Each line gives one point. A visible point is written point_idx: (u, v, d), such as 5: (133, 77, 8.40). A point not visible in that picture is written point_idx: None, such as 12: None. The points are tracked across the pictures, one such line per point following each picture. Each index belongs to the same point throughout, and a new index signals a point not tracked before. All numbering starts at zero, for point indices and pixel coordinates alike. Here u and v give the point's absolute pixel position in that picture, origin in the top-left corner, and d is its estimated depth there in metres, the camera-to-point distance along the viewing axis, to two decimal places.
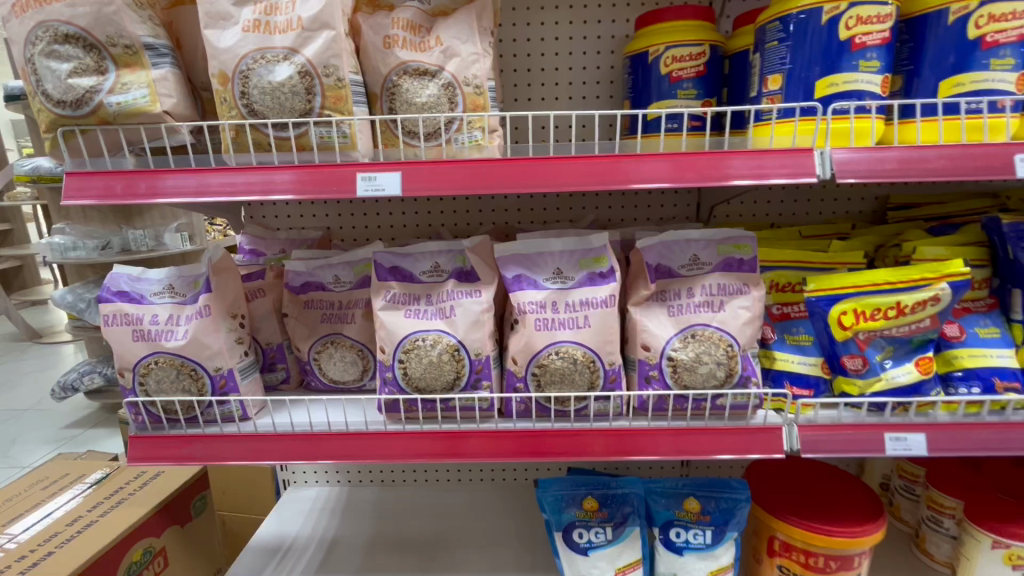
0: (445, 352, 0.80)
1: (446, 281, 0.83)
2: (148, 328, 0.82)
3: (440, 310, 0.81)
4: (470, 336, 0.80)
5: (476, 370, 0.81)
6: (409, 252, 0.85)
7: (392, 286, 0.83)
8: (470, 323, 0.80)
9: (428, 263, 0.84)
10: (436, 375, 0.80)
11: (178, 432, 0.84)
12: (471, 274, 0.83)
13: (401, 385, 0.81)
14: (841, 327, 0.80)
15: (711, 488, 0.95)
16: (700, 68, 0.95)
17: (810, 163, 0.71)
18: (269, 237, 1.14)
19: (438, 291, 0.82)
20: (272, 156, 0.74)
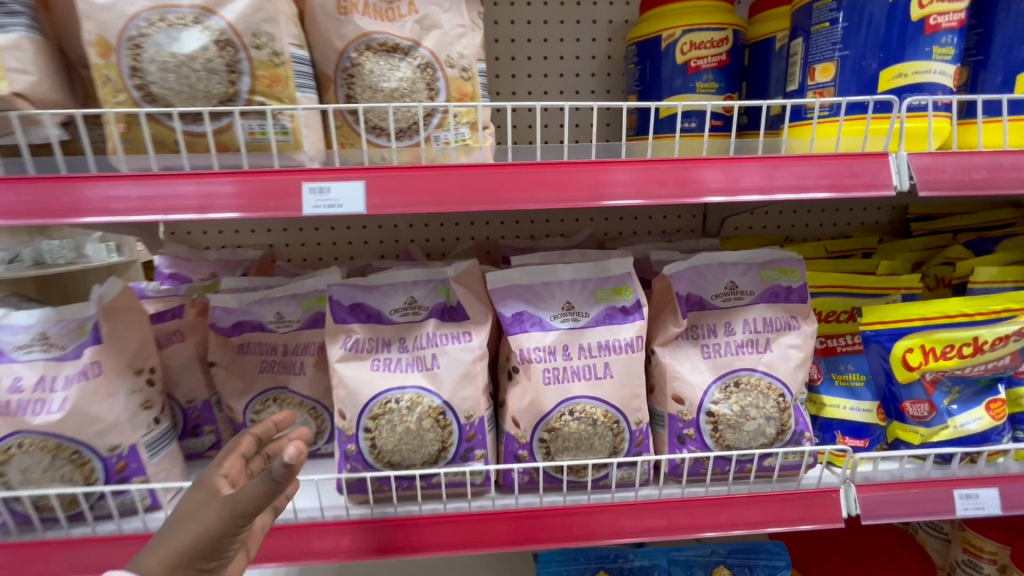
0: (427, 416, 0.61)
1: (424, 321, 0.64)
2: (9, 398, 0.59)
3: (418, 360, 0.63)
4: (458, 395, 0.62)
5: (467, 438, 0.63)
6: (376, 284, 0.66)
7: (353, 330, 0.63)
8: (460, 377, 0.62)
9: (400, 298, 0.65)
10: (414, 448, 0.61)
11: (57, 537, 0.61)
12: (456, 311, 0.65)
13: (369, 460, 0.62)
14: (906, 367, 0.67)
15: (745, 554, 0.80)
16: (723, 57, 0.80)
17: (884, 172, 0.57)
18: (194, 259, 0.91)
19: (415, 335, 0.63)
20: (181, 159, 0.53)
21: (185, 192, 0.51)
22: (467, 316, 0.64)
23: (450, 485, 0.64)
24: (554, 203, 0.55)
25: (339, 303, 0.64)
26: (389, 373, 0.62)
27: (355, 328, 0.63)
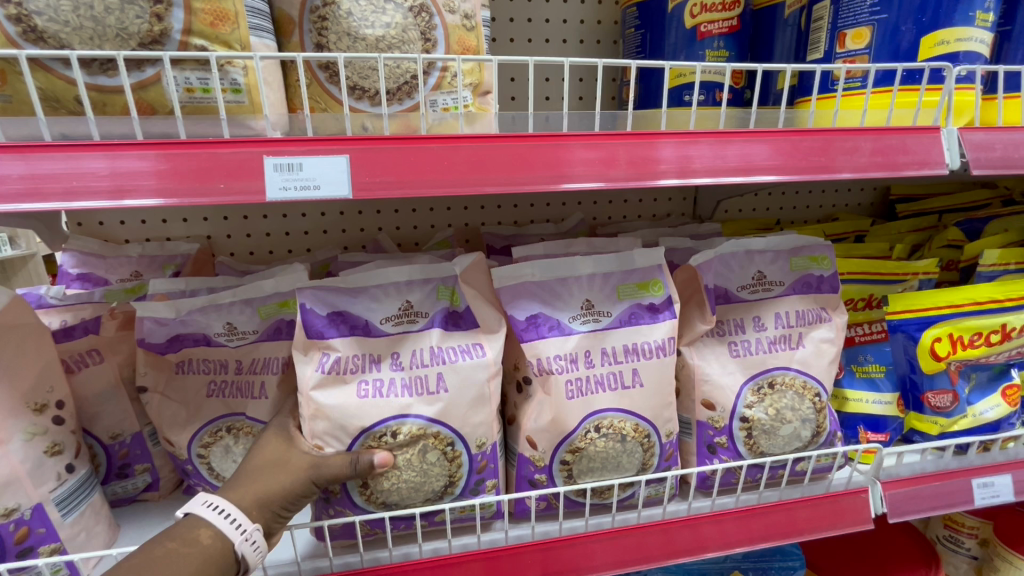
0: (432, 449, 0.51)
1: (425, 332, 0.53)
2: None
3: (417, 381, 0.51)
4: (469, 422, 0.52)
5: (477, 468, 0.53)
6: (362, 289, 0.54)
7: (331, 346, 0.51)
8: (472, 399, 0.52)
9: (394, 305, 0.54)
10: (417, 487, 0.50)
11: None
12: (464, 318, 0.54)
13: (358, 501, 0.51)
14: (934, 358, 0.64)
15: (761, 558, 0.76)
16: (734, 22, 0.72)
17: (935, 148, 0.52)
18: (111, 255, 0.74)
19: (414, 349, 0.52)
20: (89, 124, 0.39)
21: (98, 170, 0.37)
22: (476, 324, 0.54)
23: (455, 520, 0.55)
24: (586, 184, 0.45)
25: (313, 311, 0.51)
26: (383, 397, 0.50)
27: (334, 343, 0.51)
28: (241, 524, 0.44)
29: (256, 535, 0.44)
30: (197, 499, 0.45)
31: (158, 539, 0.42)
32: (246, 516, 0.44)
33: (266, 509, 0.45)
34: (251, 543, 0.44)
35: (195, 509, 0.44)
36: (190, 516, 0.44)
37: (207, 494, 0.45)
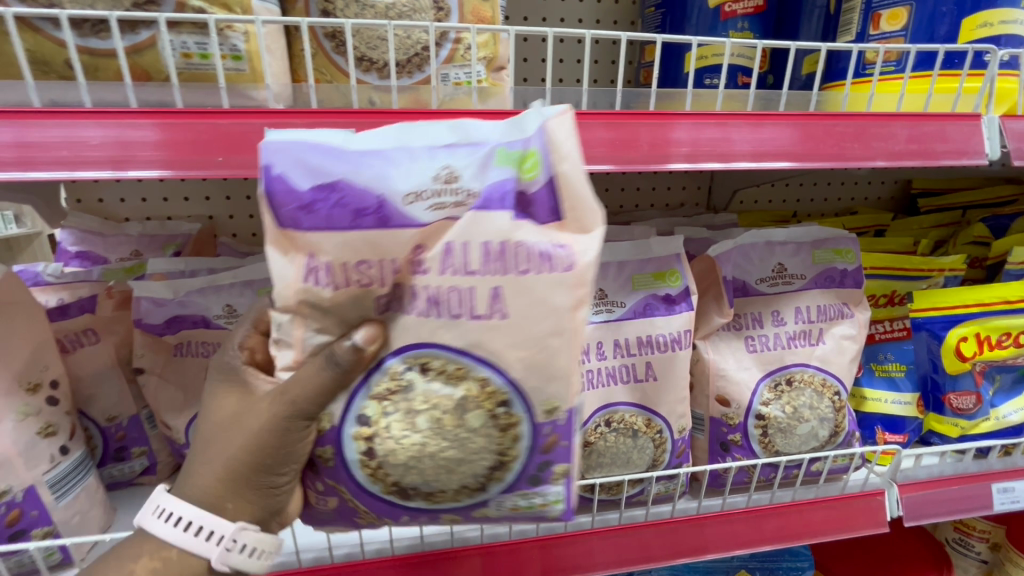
0: (473, 407, 0.35)
1: (470, 213, 0.32)
2: None
3: (458, 299, 0.33)
4: (529, 369, 0.34)
5: (544, 437, 0.36)
6: (372, 152, 0.33)
7: (313, 244, 0.32)
8: (541, 352, 0.34)
9: (428, 174, 0.32)
10: (453, 464, 0.36)
11: None
12: (535, 198, 0.33)
13: (362, 480, 0.37)
14: (959, 358, 0.62)
15: (770, 557, 0.74)
16: (759, 2, 0.68)
17: (976, 137, 0.49)
18: (109, 233, 0.72)
19: (453, 245, 0.33)
20: (80, 90, 0.37)
21: (87, 139, 0.35)
22: (556, 224, 0.33)
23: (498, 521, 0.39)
24: (603, 167, 0.43)
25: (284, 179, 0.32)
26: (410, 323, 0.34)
27: (322, 225, 0.32)
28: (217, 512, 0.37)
29: (233, 535, 0.37)
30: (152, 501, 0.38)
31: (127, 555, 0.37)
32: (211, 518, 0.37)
33: (235, 481, 0.37)
34: (232, 542, 0.37)
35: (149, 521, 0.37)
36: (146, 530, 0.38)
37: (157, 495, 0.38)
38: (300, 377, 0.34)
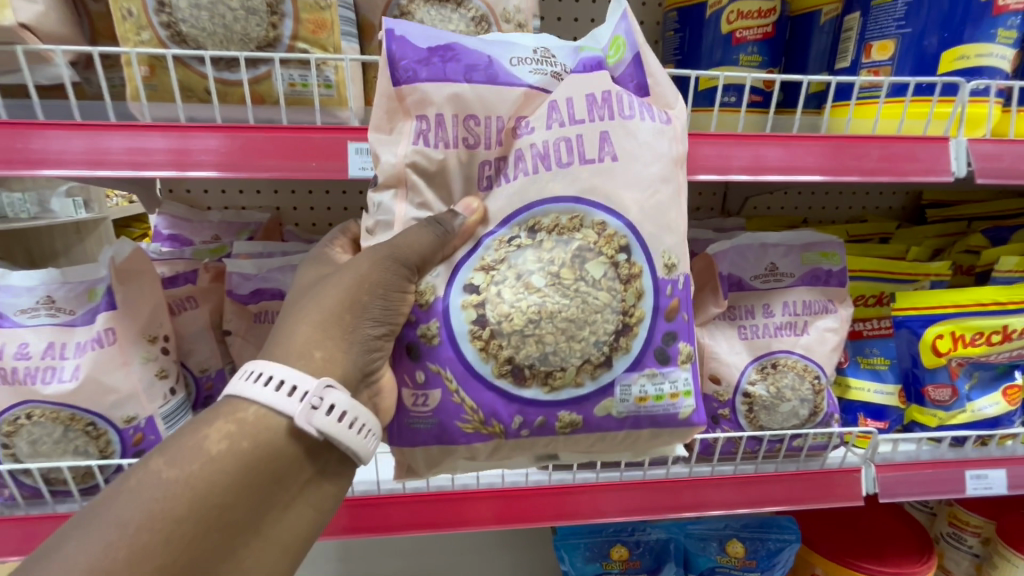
0: (602, 253, 0.45)
1: (569, 79, 0.46)
2: (14, 365, 0.55)
3: (564, 147, 0.45)
4: (642, 204, 0.45)
5: (666, 294, 0.47)
6: (491, 40, 0.47)
7: (426, 90, 0.44)
8: (653, 208, 0.46)
9: (527, 48, 0.47)
10: (580, 321, 0.45)
11: (71, 510, 0.59)
12: (625, 75, 0.48)
13: (470, 359, 0.45)
14: (936, 353, 0.68)
15: (757, 528, 0.82)
16: (768, 29, 0.76)
17: (943, 157, 0.56)
18: (197, 219, 0.85)
19: (554, 103, 0.45)
20: (213, 111, 0.49)
21: (220, 148, 0.47)
22: (646, 94, 0.48)
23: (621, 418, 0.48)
24: None
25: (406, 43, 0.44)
26: (533, 183, 0.45)
27: (437, 73, 0.44)
28: (307, 361, 0.42)
29: (315, 395, 0.41)
30: (240, 373, 0.42)
31: (207, 420, 0.40)
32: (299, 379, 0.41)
33: (332, 325, 0.43)
34: (315, 399, 0.41)
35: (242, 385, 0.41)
36: (238, 394, 0.41)
37: (253, 361, 0.42)
38: (409, 236, 0.44)
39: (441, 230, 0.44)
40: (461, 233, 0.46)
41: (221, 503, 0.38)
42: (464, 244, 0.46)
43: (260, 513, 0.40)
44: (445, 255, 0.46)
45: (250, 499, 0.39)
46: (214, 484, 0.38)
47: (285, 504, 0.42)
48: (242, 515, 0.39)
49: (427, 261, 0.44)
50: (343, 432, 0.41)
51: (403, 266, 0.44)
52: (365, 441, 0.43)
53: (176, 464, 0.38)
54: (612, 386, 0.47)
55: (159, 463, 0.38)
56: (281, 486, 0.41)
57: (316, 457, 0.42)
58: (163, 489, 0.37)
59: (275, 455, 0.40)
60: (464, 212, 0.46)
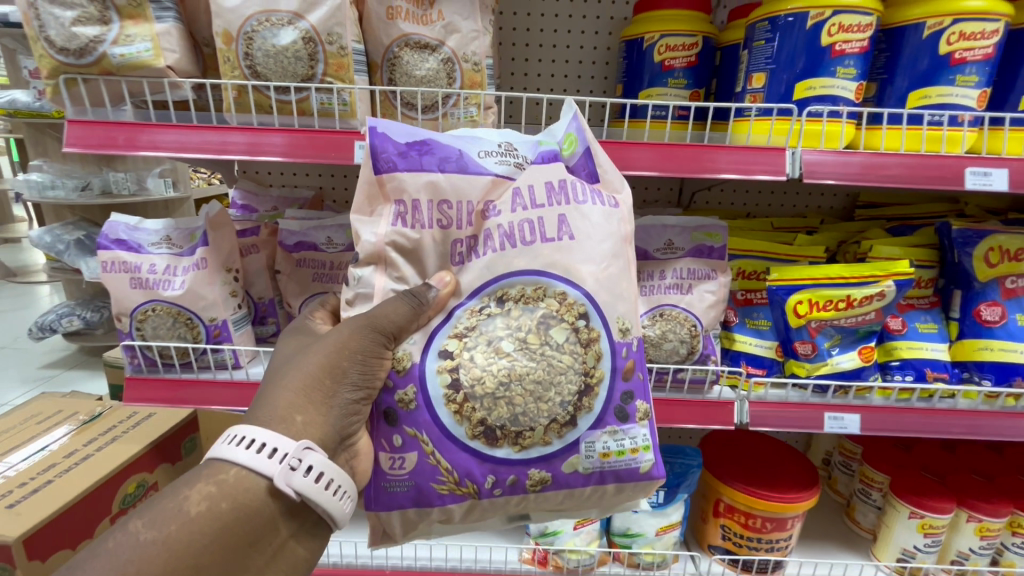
0: (566, 320, 0.58)
1: (528, 170, 0.60)
2: (146, 277, 0.86)
3: (527, 227, 0.58)
4: (595, 274, 0.58)
5: (622, 355, 0.59)
6: (461, 136, 0.63)
7: (404, 177, 0.58)
8: (607, 280, 0.59)
9: (493, 143, 0.63)
10: (545, 380, 0.57)
11: (173, 376, 0.89)
12: (579, 165, 0.63)
13: (445, 423, 0.57)
14: (796, 315, 0.88)
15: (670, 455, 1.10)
16: (692, 59, 0.97)
17: (781, 162, 0.77)
18: (262, 193, 1.15)
19: (516, 190, 0.59)
20: (273, 118, 0.77)
21: (276, 143, 0.75)
22: (597, 181, 0.63)
23: (586, 472, 0.59)
24: None
25: (387, 140, 0.59)
26: (499, 259, 0.59)
27: (414, 163, 0.58)
28: (289, 424, 0.53)
29: (292, 458, 0.51)
30: (223, 440, 0.53)
31: (189, 483, 0.50)
32: (280, 446, 0.51)
33: (308, 394, 0.55)
34: (295, 459, 0.51)
35: (228, 449, 0.51)
36: (222, 458, 0.51)
37: (235, 427, 0.53)
38: (390, 306, 0.57)
39: (417, 300, 0.57)
40: (435, 302, 0.58)
41: (197, 556, 0.47)
42: (437, 314, 0.59)
43: (239, 568, 0.49)
44: (421, 322, 0.59)
45: (227, 555, 0.49)
46: (192, 541, 0.47)
47: (263, 563, 0.51)
48: (222, 571, 0.48)
49: (403, 329, 0.57)
50: (318, 492, 0.52)
51: (383, 333, 0.57)
52: (339, 498, 0.54)
53: (158, 523, 0.47)
54: (578, 444, 0.58)
55: (139, 521, 0.47)
56: (259, 544, 0.51)
57: (295, 514, 0.53)
58: (143, 547, 0.46)
59: (254, 511, 0.50)
60: (436, 284, 0.58)
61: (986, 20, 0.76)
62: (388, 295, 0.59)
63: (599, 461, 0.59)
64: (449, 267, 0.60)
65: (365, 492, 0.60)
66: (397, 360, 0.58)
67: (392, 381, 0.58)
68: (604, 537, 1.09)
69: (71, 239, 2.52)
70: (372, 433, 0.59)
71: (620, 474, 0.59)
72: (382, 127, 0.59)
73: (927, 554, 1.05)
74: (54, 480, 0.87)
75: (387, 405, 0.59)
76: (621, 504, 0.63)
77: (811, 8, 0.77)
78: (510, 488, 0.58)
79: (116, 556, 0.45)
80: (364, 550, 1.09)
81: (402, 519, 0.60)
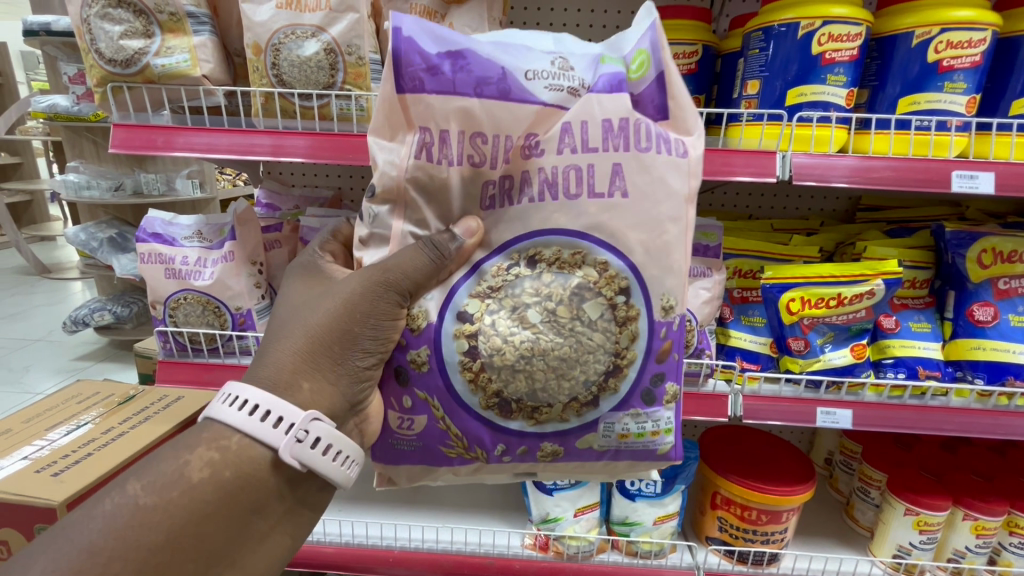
0: (605, 292, 0.58)
1: (585, 99, 0.56)
2: (179, 267, 0.93)
3: (573, 176, 0.56)
4: (634, 240, 0.57)
5: (659, 335, 0.60)
6: (513, 45, 0.58)
7: (433, 101, 0.55)
8: (658, 249, 0.58)
9: (548, 59, 0.58)
10: (571, 358, 0.58)
11: (201, 360, 0.97)
12: (648, 94, 0.59)
13: (456, 387, 0.61)
14: (789, 312, 0.92)
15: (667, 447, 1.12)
16: (692, 66, 0.98)
17: (771, 165, 0.82)
18: (285, 192, 1.23)
19: (565, 127, 0.56)
20: (297, 123, 0.84)
21: (300, 146, 0.81)
22: (665, 115, 0.60)
23: (601, 449, 0.63)
24: None
25: (418, 53, 0.55)
26: (538, 211, 0.57)
27: (444, 84, 0.55)
28: (296, 392, 0.57)
29: (298, 431, 0.55)
30: (223, 399, 0.56)
31: (190, 447, 0.55)
32: (286, 418, 0.55)
33: (321, 344, 0.58)
34: (301, 430, 0.55)
35: (229, 412, 0.56)
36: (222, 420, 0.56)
37: (233, 387, 0.56)
38: (406, 262, 0.57)
39: (439, 254, 0.57)
40: (457, 255, 0.58)
41: (200, 522, 0.53)
42: (461, 267, 0.59)
43: (239, 533, 0.55)
44: (440, 278, 0.59)
45: (227, 523, 0.55)
46: (194, 505, 0.53)
47: (264, 528, 0.57)
48: (222, 533, 0.55)
49: (421, 284, 0.58)
50: (322, 461, 0.57)
51: (398, 291, 0.58)
52: (344, 466, 0.59)
53: (158, 490, 0.53)
54: (597, 424, 0.62)
55: (140, 485, 0.53)
56: (261, 512, 0.56)
57: (296, 483, 0.58)
58: (146, 511, 0.52)
59: (254, 483, 0.55)
60: (462, 235, 0.58)
61: (973, 30, 0.79)
62: (406, 240, 0.59)
63: (616, 441, 0.63)
64: (476, 212, 0.59)
65: (373, 446, 0.65)
66: (413, 318, 0.61)
67: (406, 340, 0.61)
68: (604, 525, 1.13)
69: (104, 236, 2.65)
70: (383, 392, 0.64)
71: (635, 452, 0.64)
72: (412, 33, 0.55)
73: (923, 551, 1.07)
74: (93, 454, 0.95)
75: (400, 363, 0.62)
76: (631, 475, 0.68)
77: (802, 19, 0.81)
78: (519, 456, 0.63)
79: (123, 517, 0.51)
80: (375, 531, 1.14)
81: (408, 472, 0.66)
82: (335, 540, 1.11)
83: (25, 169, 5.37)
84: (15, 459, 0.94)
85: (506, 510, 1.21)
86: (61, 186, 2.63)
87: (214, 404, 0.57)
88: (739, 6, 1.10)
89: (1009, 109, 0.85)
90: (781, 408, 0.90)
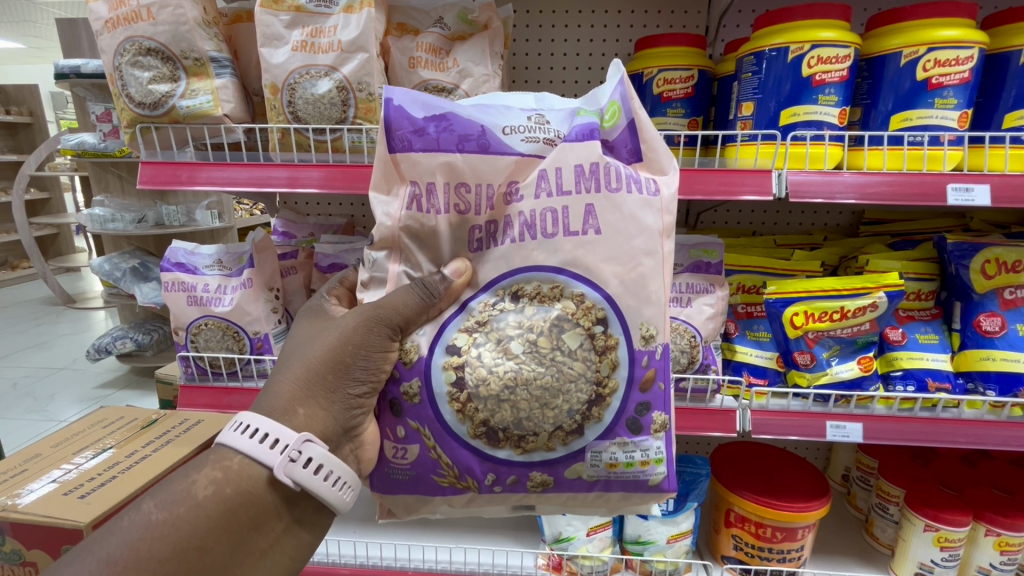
0: (587, 325, 0.59)
1: (559, 149, 0.59)
2: (200, 294, 0.98)
3: (550, 217, 0.59)
4: (607, 271, 0.59)
5: (640, 364, 0.61)
6: (492, 104, 0.62)
7: (419, 158, 0.58)
8: (633, 281, 0.59)
9: (523, 116, 0.61)
10: (553, 387, 0.59)
11: (221, 383, 1.00)
12: (621, 140, 0.62)
13: (447, 420, 0.62)
14: (793, 326, 0.93)
15: (680, 465, 1.14)
16: (689, 90, 1.00)
17: (768, 183, 0.84)
18: (300, 222, 1.26)
19: (542, 174, 0.59)
20: (311, 155, 0.88)
21: (314, 178, 0.85)
22: (637, 159, 0.63)
23: (590, 479, 0.64)
24: None
25: (406, 118, 0.59)
26: (518, 249, 0.60)
27: (431, 143, 0.59)
28: (292, 417, 0.60)
29: (293, 451, 0.58)
30: (230, 425, 0.60)
31: (199, 467, 0.58)
32: (283, 440, 0.58)
33: (318, 374, 0.62)
34: (298, 449, 0.58)
35: (235, 436, 0.59)
36: (225, 445, 0.59)
37: (242, 415, 0.59)
38: (399, 300, 0.61)
39: (428, 292, 0.60)
40: (446, 293, 0.61)
41: (203, 538, 0.55)
42: (450, 305, 0.62)
43: (240, 549, 0.57)
44: (431, 314, 0.62)
45: (228, 537, 0.56)
46: (199, 522, 0.55)
47: (264, 545, 0.59)
48: (226, 547, 0.57)
49: (411, 320, 0.61)
50: (315, 481, 0.59)
51: (389, 326, 0.61)
52: (337, 488, 0.60)
53: (168, 506, 0.56)
54: (583, 453, 0.63)
55: (152, 503, 0.56)
56: (260, 528, 0.58)
57: (293, 503, 0.60)
58: (156, 526, 0.55)
59: (253, 499, 0.58)
60: (451, 275, 0.61)
61: (960, 48, 0.81)
62: (401, 280, 0.63)
63: (604, 470, 0.63)
64: (465, 253, 0.62)
65: (372, 476, 0.67)
66: (405, 352, 0.63)
67: (399, 373, 0.63)
68: (618, 544, 1.13)
69: (126, 266, 2.74)
70: (379, 423, 0.65)
71: (626, 483, 0.64)
72: (400, 102, 0.60)
73: (946, 569, 1.05)
74: (117, 477, 0.98)
75: (393, 395, 0.64)
76: (628, 508, 0.68)
77: (791, 44, 0.84)
78: (510, 486, 0.64)
79: (137, 532, 0.54)
80: (389, 552, 1.16)
81: (405, 503, 0.67)
82: (351, 561, 1.13)
83: (53, 204, 5.63)
84: (44, 482, 0.98)
85: (519, 530, 1.21)
86: (87, 220, 2.73)
87: (222, 431, 0.60)
88: (733, 31, 1.15)
89: (1002, 123, 0.87)
90: (789, 422, 0.90)
